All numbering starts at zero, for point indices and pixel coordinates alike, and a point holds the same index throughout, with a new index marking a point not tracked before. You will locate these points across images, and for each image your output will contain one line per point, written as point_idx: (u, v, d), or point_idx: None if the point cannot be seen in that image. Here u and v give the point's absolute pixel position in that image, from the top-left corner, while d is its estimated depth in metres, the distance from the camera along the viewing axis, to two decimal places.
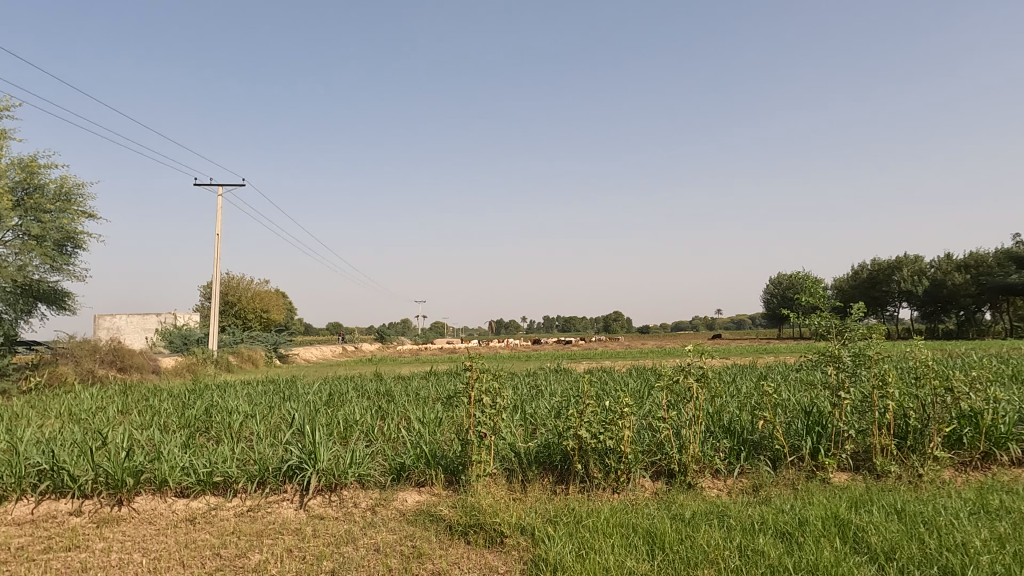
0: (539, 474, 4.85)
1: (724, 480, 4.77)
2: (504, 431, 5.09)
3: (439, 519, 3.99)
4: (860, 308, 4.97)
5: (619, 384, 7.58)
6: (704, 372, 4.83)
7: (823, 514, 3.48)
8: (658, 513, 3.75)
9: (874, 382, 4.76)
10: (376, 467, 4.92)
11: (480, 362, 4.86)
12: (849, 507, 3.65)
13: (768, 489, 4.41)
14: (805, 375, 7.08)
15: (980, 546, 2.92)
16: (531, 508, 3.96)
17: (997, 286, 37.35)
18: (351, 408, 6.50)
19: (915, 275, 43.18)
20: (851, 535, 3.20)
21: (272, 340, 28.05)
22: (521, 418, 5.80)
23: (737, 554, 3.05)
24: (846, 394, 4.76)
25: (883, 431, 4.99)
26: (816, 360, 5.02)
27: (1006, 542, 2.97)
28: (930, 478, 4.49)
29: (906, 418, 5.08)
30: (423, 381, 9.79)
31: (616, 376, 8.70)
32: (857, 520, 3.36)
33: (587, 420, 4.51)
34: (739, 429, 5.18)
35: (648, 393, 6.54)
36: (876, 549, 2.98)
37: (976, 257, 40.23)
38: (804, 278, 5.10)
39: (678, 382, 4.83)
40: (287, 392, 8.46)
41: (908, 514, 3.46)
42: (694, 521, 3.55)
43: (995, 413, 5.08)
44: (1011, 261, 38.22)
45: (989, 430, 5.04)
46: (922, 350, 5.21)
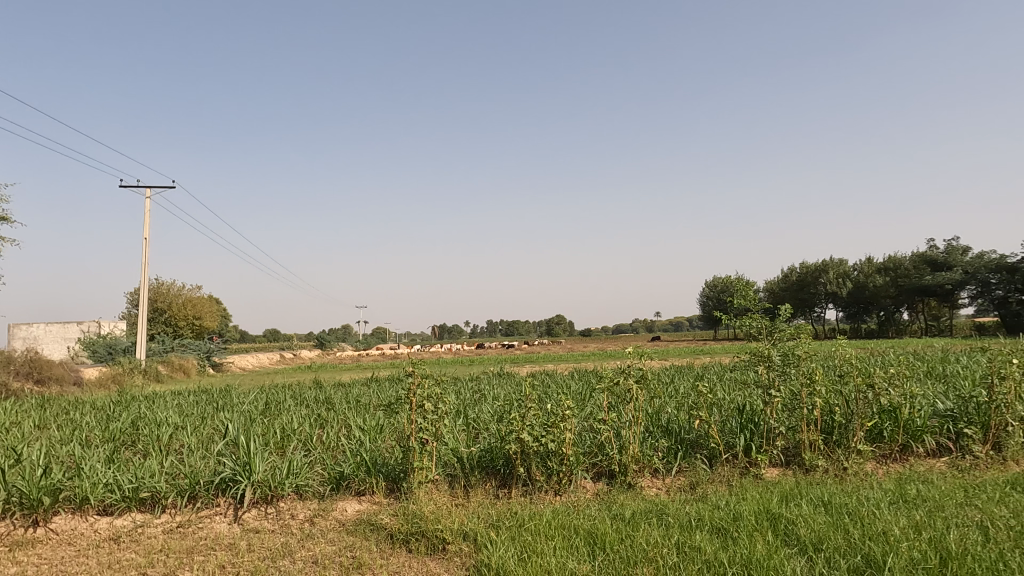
0: (482, 478, 4.84)
1: (662, 479, 4.89)
2: (446, 437, 5.05)
3: (380, 528, 3.92)
4: (787, 309, 5.12)
5: (561, 387, 7.67)
6: (644, 373, 4.91)
7: (756, 508, 3.61)
8: (599, 513, 3.80)
9: (802, 380, 5.03)
10: (315, 477, 4.81)
11: (422, 368, 4.78)
12: (780, 501, 3.79)
13: (704, 486, 4.54)
14: (739, 374, 7.31)
15: (899, 535, 3.06)
16: (473, 513, 3.94)
17: (913, 286, 39.80)
18: (289, 417, 6.32)
19: (840, 278, 45.38)
20: (782, 528, 3.31)
21: (204, 348, 26.98)
22: (463, 424, 5.76)
23: (675, 552, 3.10)
24: (777, 393, 4.95)
25: (811, 427, 5.21)
26: (748, 360, 5.21)
27: (921, 530, 3.13)
28: (855, 471, 4.72)
29: (831, 414, 5.34)
30: (365, 387, 9.59)
31: (558, 379, 8.79)
32: (787, 514, 3.49)
33: (530, 423, 4.51)
34: (677, 429, 5.30)
35: (589, 395, 6.62)
36: (805, 541, 3.09)
37: (894, 260, 42.68)
38: (736, 281, 5.25)
39: (619, 384, 4.93)
40: (221, 401, 8.19)
41: (834, 506, 3.63)
42: (635, 521, 3.61)
43: (912, 408, 5.38)
44: (926, 264, 40.80)
45: (906, 424, 5.34)
46: (846, 349, 5.48)
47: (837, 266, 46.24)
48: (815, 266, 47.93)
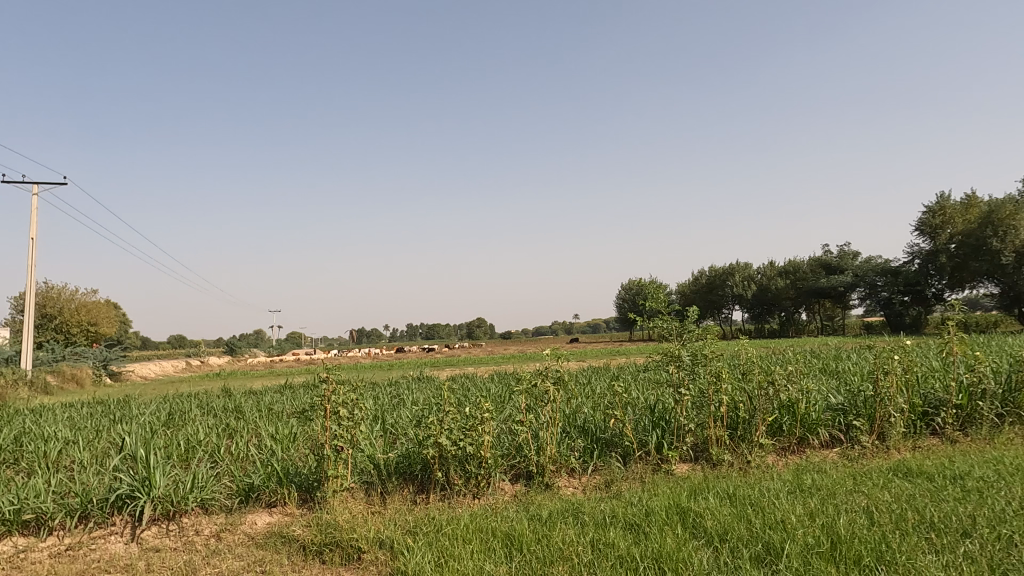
0: (399, 484, 4.77)
1: (579, 478, 4.99)
2: (363, 443, 4.94)
3: (292, 540, 3.78)
4: (695, 311, 5.35)
5: (481, 389, 7.68)
6: (560, 375, 5.00)
7: (667, 503, 3.74)
8: (516, 515, 3.83)
9: (710, 379, 5.27)
10: (222, 489, 4.59)
11: (337, 373, 4.65)
12: (689, 496, 3.95)
13: (618, 484, 4.66)
14: (652, 374, 7.56)
15: (795, 522, 3.26)
16: (389, 520, 3.87)
17: (810, 288, 42.50)
18: (194, 428, 6.00)
19: (745, 281, 47.85)
20: (691, 522, 3.45)
21: (100, 356, 25.20)
22: (381, 429, 5.66)
23: (589, 549, 3.17)
24: (687, 391, 5.16)
25: (718, 423, 5.46)
26: (660, 360, 5.40)
27: (815, 516, 3.35)
28: (757, 463, 4.98)
29: (736, 410, 5.61)
30: (278, 395, 9.24)
31: (478, 382, 8.79)
32: (695, 507, 3.64)
33: (448, 427, 4.49)
34: (593, 428, 5.42)
35: (509, 397, 6.67)
36: (712, 533, 3.23)
37: (793, 264, 45.45)
38: (648, 284, 5.43)
39: (537, 386, 4.98)
40: (119, 413, 7.66)
41: (739, 498, 3.81)
42: (551, 521, 3.66)
43: (808, 403, 5.74)
44: (821, 267, 43.68)
45: (804, 417, 5.70)
46: (749, 348, 5.78)
47: (743, 270, 48.73)
48: (723, 269, 50.33)
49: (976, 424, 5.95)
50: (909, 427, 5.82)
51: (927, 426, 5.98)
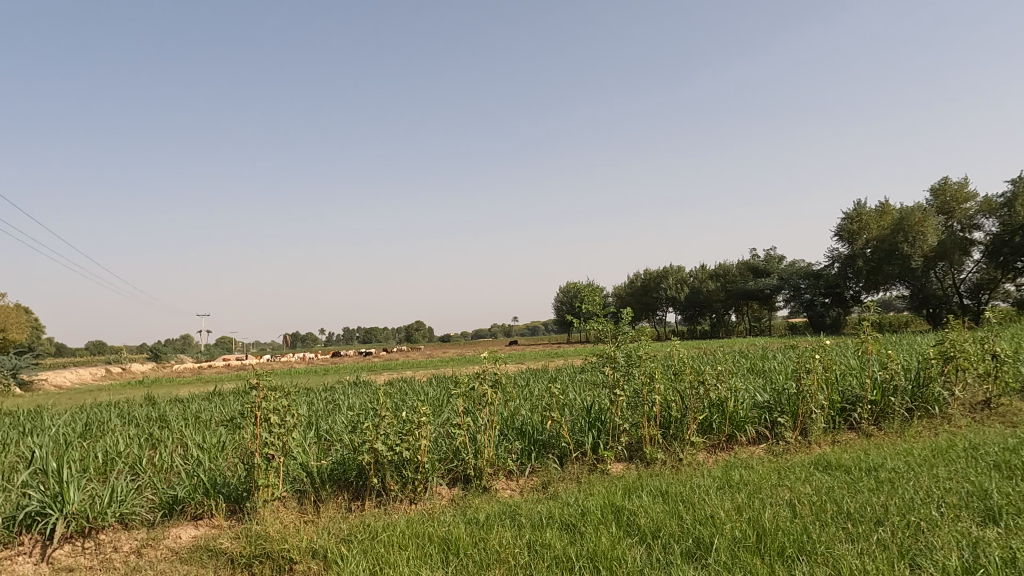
0: (333, 492, 4.67)
1: (516, 480, 5.01)
2: (295, 450, 4.81)
3: (219, 553, 3.64)
4: (629, 313, 5.47)
5: (418, 393, 7.61)
6: (498, 378, 5.01)
7: (602, 502, 3.80)
8: (453, 519, 3.81)
9: (644, 379, 5.39)
10: (143, 503, 4.37)
11: (268, 379, 4.51)
12: (624, 494, 4.03)
13: (556, 484, 4.71)
14: (589, 375, 7.67)
15: (724, 517, 3.37)
16: (323, 529, 3.78)
17: (739, 290, 44.15)
18: (113, 439, 5.69)
19: (678, 284, 49.27)
20: (625, 519, 3.52)
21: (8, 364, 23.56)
22: (314, 436, 5.53)
23: (526, 551, 3.18)
24: (622, 392, 5.27)
25: (651, 422, 5.60)
26: (596, 362, 5.49)
27: (742, 510, 3.48)
28: (688, 461, 5.14)
29: (669, 409, 5.76)
30: (206, 402, 8.87)
31: (415, 386, 8.69)
32: (629, 505, 3.71)
33: (384, 432, 4.42)
34: (530, 430, 5.45)
35: (446, 401, 6.63)
36: (645, 530, 3.31)
37: (723, 267, 47.11)
38: (584, 286, 5.50)
39: (475, 389, 4.98)
40: (29, 424, 7.18)
41: (671, 495, 3.92)
42: (488, 524, 3.66)
43: (736, 401, 5.97)
44: (749, 270, 45.46)
45: (732, 415, 5.91)
46: (681, 349, 5.96)
47: (676, 273, 50.15)
48: (657, 272, 51.66)
49: (889, 419, 6.33)
50: (829, 423, 6.13)
51: (845, 421, 6.31)
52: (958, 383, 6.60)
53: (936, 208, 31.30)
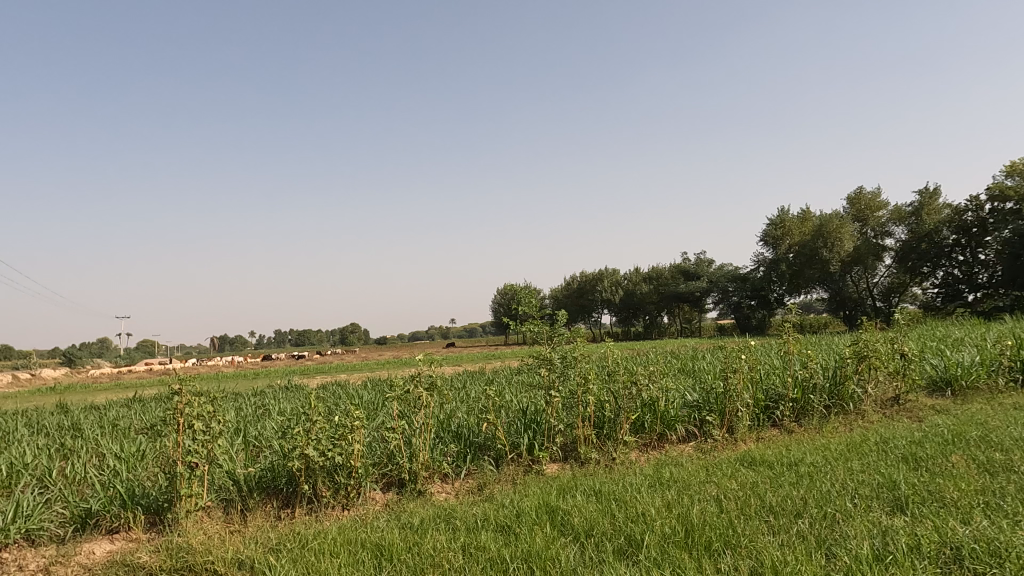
0: (261, 500, 4.52)
1: (452, 483, 4.99)
2: (221, 458, 4.63)
3: (137, 568, 3.45)
4: (564, 315, 5.54)
5: (352, 397, 7.46)
6: (433, 381, 4.97)
7: (537, 503, 3.83)
8: (387, 525, 3.75)
9: (578, 381, 5.47)
10: (52, 518, 4.10)
11: (191, 384, 4.31)
12: (558, 494, 4.07)
13: (491, 486, 4.71)
14: (525, 377, 7.72)
15: (654, 514, 3.45)
16: (250, 538, 3.65)
17: (671, 293, 45.43)
18: (20, 450, 5.32)
19: (613, 286, 50.25)
20: (559, 519, 3.56)
21: None
22: (242, 442, 5.34)
23: (461, 554, 3.17)
24: (557, 393, 5.33)
25: (586, 423, 5.68)
26: (532, 363, 5.52)
27: (672, 507, 3.57)
28: (621, 460, 5.25)
29: (602, 410, 5.86)
30: (125, 409, 8.42)
31: (349, 390, 8.51)
32: (563, 505, 3.76)
33: (316, 437, 4.31)
34: (466, 432, 5.44)
35: (381, 404, 6.53)
36: (579, 529, 3.35)
37: (656, 270, 48.37)
38: (520, 289, 5.53)
39: (410, 392, 4.92)
40: None
41: (604, 494, 3.99)
42: (423, 528, 3.62)
43: (667, 401, 6.13)
44: (681, 273, 46.86)
45: (663, 415, 6.07)
46: (615, 350, 6.07)
47: (611, 276, 51.14)
48: (593, 275, 52.54)
49: (808, 415, 6.65)
50: (754, 420, 6.38)
51: (769, 418, 6.59)
52: (870, 381, 7.00)
53: (852, 216, 33.11)
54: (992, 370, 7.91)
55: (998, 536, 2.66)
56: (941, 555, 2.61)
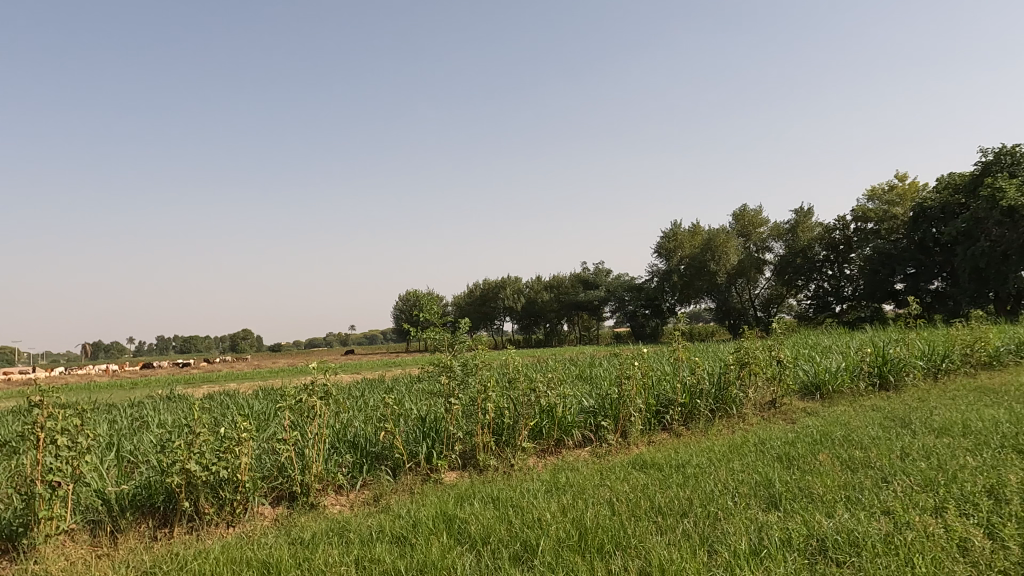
0: (135, 520, 4.20)
1: (346, 495, 4.84)
2: (89, 475, 4.25)
3: None
4: (465, 323, 5.53)
5: (241, 407, 7.08)
6: (328, 390, 4.82)
7: (434, 512, 3.79)
8: (275, 541, 3.58)
9: (478, 388, 5.50)
10: None
11: (55, 395, 3.93)
12: (456, 503, 4.05)
13: (388, 497, 4.61)
14: (426, 386, 7.64)
15: (550, 519, 3.51)
16: (120, 562, 3.37)
17: (571, 301, 46.55)
18: None
19: (516, 294, 50.82)
20: (456, 528, 3.54)
21: None
22: (113, 457, 4.93)
23: (353, 568, 3.07)
24: (457, 401, 5.32)
25: (485, 430, 5.70)
26: (432, 371, 5.47)
27: (567, 511, 3.65)
28: (519, 466, 5.31)
29: (502, 417, 5.90)
30: None
31: (238, 399, 8.07)
32: (461, 514, 3.74)
33: (198, 451, 4.06)
34: (363, 442, 5.30)
35: (273, 414, 6.24)
36: (475, 537, 3.35)
37: (557, 279, 49.42)
38: (422, 296, 5.45)
39: (303, 401, 4.74)
40: None
41: (501, 501, 4.00)
42: (314, 543, 3.49)
43: (565, 407, 6.27)
44: (580, 283, 48.16)
45: (560, 421, 6.20)
46: (514, 357, 6.14)
47: (514, 284, 51.71)
48: (495, 283, 52.89)
49: (695, 419, 7.00)
50: (646, 424, 6.65)
51: (659, 422, 6.87)
52: (751, 386, 7.48)
53: (737, 231, 35.33)
54: (855, 375, 8.67)
55: (856, 527, 2.91)
56: (808, 547, 2.82)
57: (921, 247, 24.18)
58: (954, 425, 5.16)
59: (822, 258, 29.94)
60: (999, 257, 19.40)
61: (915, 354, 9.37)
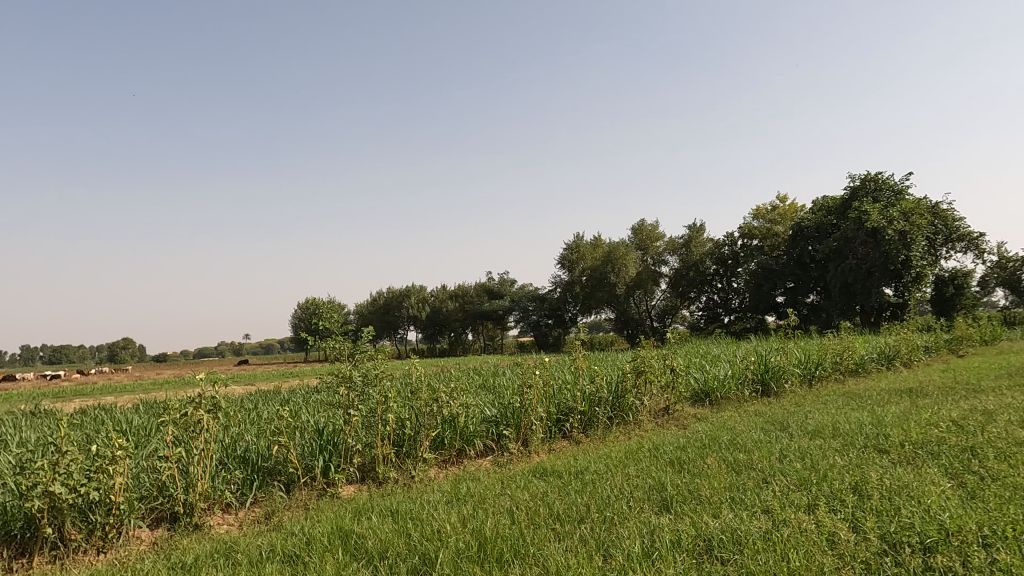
0: None
1: (234, 514, 4.59)
2: None
3: None
4: (367, 332, 5.41)
5: (118, 422, 6.55)
6: (217, 402, 4.55)
7: (329, 528, 3.66)
8: (153, 566, 3.33)
9: (379, 399, 5.38)
10: None
11: None
12: (353, 517, 3.93)
13: (280, 514, 4.42)
14: (324, 397, 7.38)
15: (449, 530, 3.48)
16: None
17: (476, 311, 46.62)
18: None
19: (420, 303, 50.26)
20: (352, 544, 3.43)
21: None
22: None
23: None
24: (357, 412, 5.18)
25: (385, 442, 5.59)
26: (331, 381, 5.30)
27: (467, 522, 3.64)
28: (419, 478, 5.24)
29: (403, 428, 5.81)
30: None
31: (115, 414, 7.46)
32: (358, 528, 3.63)
33: (64, 472, 3.70)
34: (254, 457, 5.05)
35: (154, 429, 5.82)
36: (372, 552, 3.26)
37: (462, 288, 49.36)
38: (322, 303, 5.27)
39: (188, 415, 4.44)
40: None
41: (400, 514, 3.93)
42: (198, 566, 3.28)
43: (467, 417, 6.25)
44: (486, 292, 48.36)
45: (463, 430, 6.17)
46: (417, 367, 6.06)
47: (419, 292, 51.14)
48: (400, 291, 52.07)
49: (594, 426, 7.19)
50: (547, 432, 6.75)
51: (560, 430, 7.00)
52: (646, 393, 7.78)
53: (636, 245, 36.74)
54: (740, 382, 9.21)
55: (739, 526, 3.08)
56: (696, 547, 2.96)
57: (799, 263, 26.14)
58: (826, 428, 5.60)
59: (712, 272, 31.72)
60: (865, 273, 21.29)
61: (794, 361, 10.09)
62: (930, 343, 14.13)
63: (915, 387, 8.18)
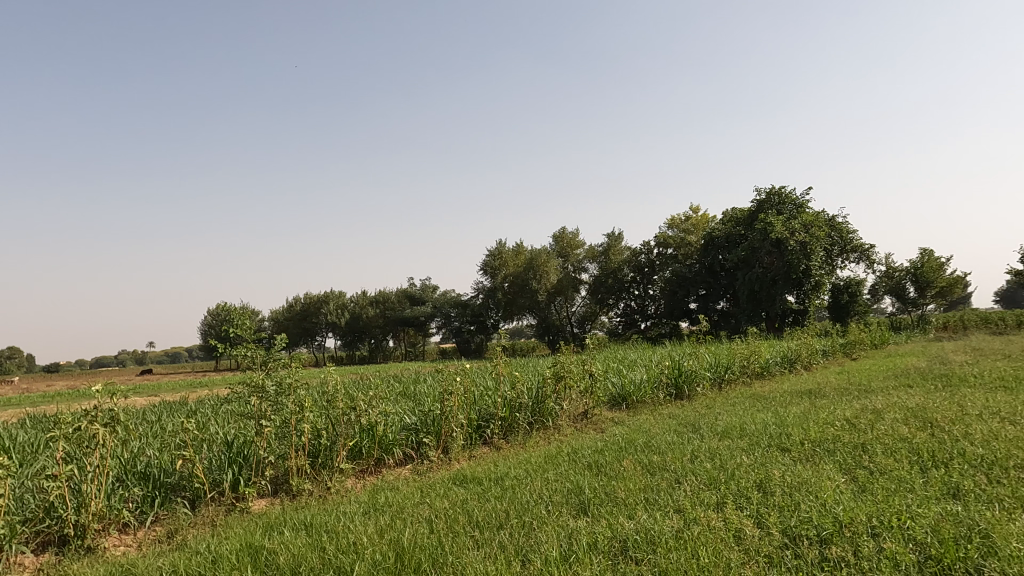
0: None
1: (133, 534, 4.31)
2: None
3: None
4: (282, 339, 5.22)
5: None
6: (116, 416, 4.26)
7: (238, 545, 3.50)
8: None
9: (293, 409, 5.19)
10: None
11: None
12: (263, 533, 3.77)
13: (184, 532, 4.18)
14: (235, 407, 7.06)
15: (366, 542, 3.40)
16: None
17: (398, 317, 45.94)
18: None
19: (339, 309, 49.02)
20: (262, 560, 3.29)
21: None
22: None
23: None
24: (269, 422, 4.99)
25: (299, 453, 5.40)
26: (242, 391, 5.07)
27: (384, 532, 3.57)
28: (335, 489, 5.10)
29: (319, 438, 5.63)
30: None
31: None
32: (269, 544, 3.49)
33: None
34: (156, 472, 4.76)
35: (42, 445, 5.39)
36: (284, 568, 3.13)
37: (382, 294, 48.54)
38: (234, 309, 5.04)
39: (81, 430, 4.13)
40: None
41: (314, 527, 3.81)
42: None
43: (386, 425, 6.12)
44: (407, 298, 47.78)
45: (381, 439, 6.04)
46: (334, 375, 5.89)
47: (338, 298, 49.87)
48: (318, 297, 50.61)
49: (514, 432, 7.23)
50: (467, 439, 6.72)
51: (481, 437, 6.99)
52: (566, 399, 7.90)
53: (557, 252, 37.32)
54: (655, 385, 9.52)
55: (652, 526, 3.18)
56: (612, 548, 3.02)
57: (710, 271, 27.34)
58: (734, 429, 5.87)
59: (630, 279, 32.67)
60: (769, 281, 22.51)
61: (705, 365, 10.53)
62: (827, 347, 15.11)
63: (814, 389, 8.71)
